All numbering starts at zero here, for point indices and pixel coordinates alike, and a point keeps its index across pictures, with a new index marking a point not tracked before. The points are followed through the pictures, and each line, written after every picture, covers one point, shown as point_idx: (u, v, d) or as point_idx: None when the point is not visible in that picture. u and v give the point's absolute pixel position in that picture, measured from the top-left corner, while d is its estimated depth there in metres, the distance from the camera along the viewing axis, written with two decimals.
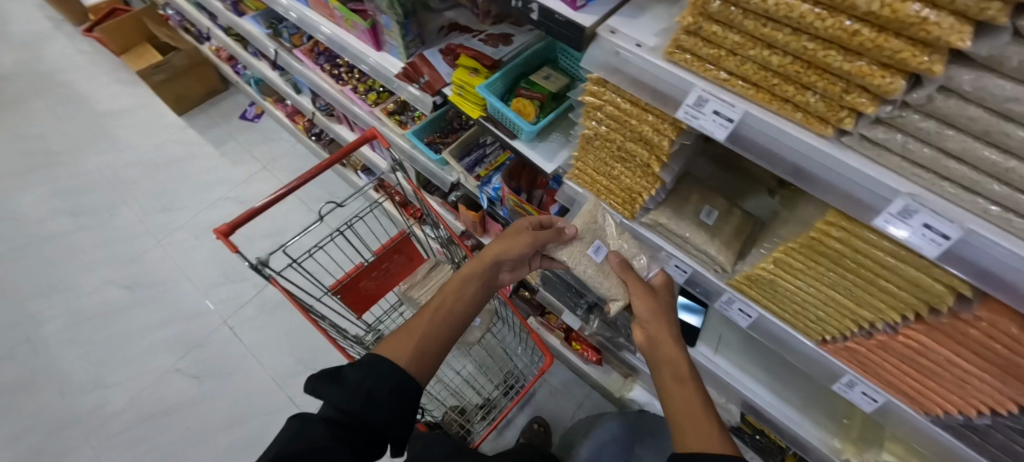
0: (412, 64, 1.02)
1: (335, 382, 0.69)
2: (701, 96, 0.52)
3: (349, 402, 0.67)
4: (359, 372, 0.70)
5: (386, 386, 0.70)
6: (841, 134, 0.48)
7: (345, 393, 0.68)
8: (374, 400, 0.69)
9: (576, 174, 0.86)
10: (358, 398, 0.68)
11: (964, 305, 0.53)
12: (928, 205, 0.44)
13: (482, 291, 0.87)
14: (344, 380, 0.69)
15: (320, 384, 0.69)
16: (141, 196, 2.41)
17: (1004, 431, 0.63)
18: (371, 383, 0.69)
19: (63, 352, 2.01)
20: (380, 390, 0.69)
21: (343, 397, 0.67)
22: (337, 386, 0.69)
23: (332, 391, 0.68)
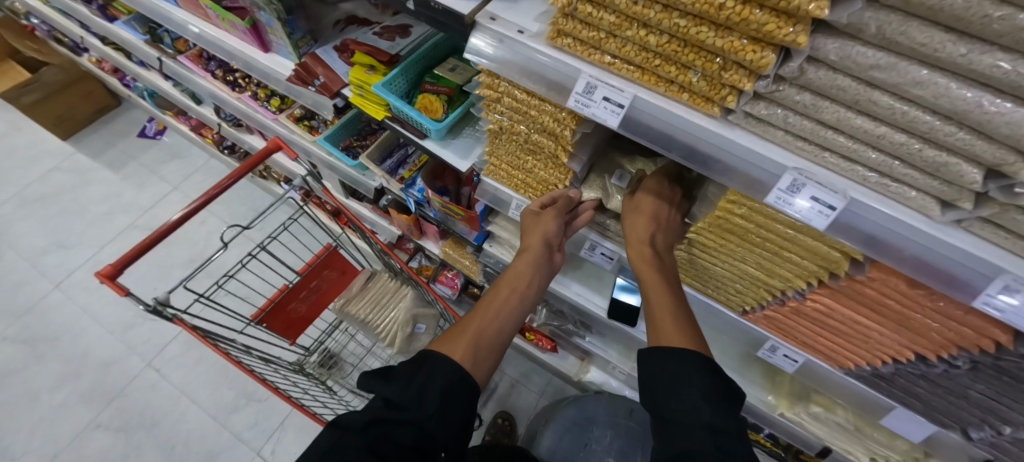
0: (304, 65, 0.93)
1: (388, 378, 0.59)
2: (589, 82, 0.49)
3: (403, 396, 0.56)
4: (410, 366, 0.59)
5: (438, 376, 0.57)
6: (728, 112, 0.47)
7: (398, 386, 0.57)
8: (427, 393, 0.56)
9: (492, 170, 0.82)
10: (411, 391, 0.56)
11: (857, 269, 0.54)
12: (813, 178, 0.44)
13: (538, 275, 0.71)
14: (396, 374, 0.58)
15: (378, 380, 0.60)
16: (28, 236, 2.12)
17: (908, 377, 0.66)
18: (426, 372, 0.57)
19: None
20: (433, 383, 0.57)
21: (395, 392, 0.56)
22: (389, 382, 0.59)
23: (382, 387, 0.59)
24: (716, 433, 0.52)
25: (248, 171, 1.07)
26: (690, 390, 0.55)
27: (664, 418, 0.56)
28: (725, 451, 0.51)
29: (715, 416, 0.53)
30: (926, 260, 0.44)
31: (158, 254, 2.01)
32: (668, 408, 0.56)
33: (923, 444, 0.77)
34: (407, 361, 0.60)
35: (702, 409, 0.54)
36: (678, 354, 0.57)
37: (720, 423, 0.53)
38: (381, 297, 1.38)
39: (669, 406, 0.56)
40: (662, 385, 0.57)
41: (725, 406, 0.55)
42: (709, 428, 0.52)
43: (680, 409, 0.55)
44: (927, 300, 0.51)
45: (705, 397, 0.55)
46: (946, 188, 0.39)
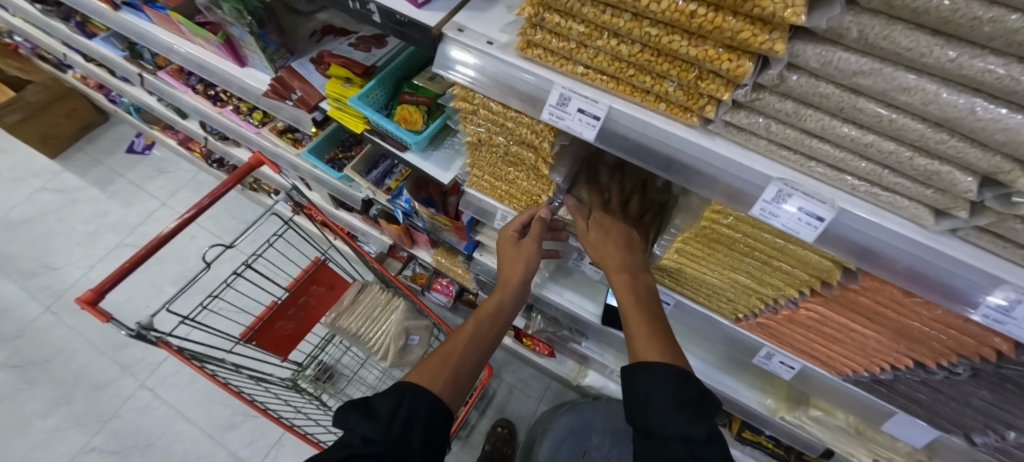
0: (280, 79, 0.91)
1: (365, 413, 0.56)
2: (563, 94, 0.46)
3: (384, 434, 0.53)
4: (390, 399, 0.56)
5: (422, 410, 0.56)
6: (708, 121, 0.45)
7: (380, 424, 0.54)
8: (411, 429, 0.55)
9: (475, 181, 0.79)
10: (395, 428, 0.54)
11: (851, 278, 0.52)
12: (800, 188, 0.42)
13: (511, 304, 0.71)
14: (375, 411, 0.55)
15: (350, 416, 0.57)
16: (17, 258, 2.09)
17: (907, 382, 0.64)
18: (409, 407, 0.56)
19: None
20: (418, 418, 0.55)
21: (375, 428, 0.53)
22: (368, 419, 0.55)
23: (362, 425, 0.55)
24: (688, 441, 0.51)
25: (231, 187, 1.05)
26: (661, 400, 0.54)
27: (644, 430, 0.54)
28: (699, 459, 0.50)
29: (688, 424, 0.52)
30: (920, 270, 0.41)
31: (148, 273, 1.99)
32: (645, 421, 0.54)
33: (924, 448, 0.75)
34: (385, 393, 0.57)
35: (674, 420, 0.52)
36: (659, 367, 0.55)
37: (694, 432, 0.51)
38: (372, 310, 1.34)
39: (643, 419, 0.54)
40: (636, 397, 0.56)
41: (701, 414, 0.53)
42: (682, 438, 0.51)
43: (653, 421, 0.53)
44: (923, 309, 0.49)
45: (677, 405, 0.53)
46: (938, 196, 0.37)
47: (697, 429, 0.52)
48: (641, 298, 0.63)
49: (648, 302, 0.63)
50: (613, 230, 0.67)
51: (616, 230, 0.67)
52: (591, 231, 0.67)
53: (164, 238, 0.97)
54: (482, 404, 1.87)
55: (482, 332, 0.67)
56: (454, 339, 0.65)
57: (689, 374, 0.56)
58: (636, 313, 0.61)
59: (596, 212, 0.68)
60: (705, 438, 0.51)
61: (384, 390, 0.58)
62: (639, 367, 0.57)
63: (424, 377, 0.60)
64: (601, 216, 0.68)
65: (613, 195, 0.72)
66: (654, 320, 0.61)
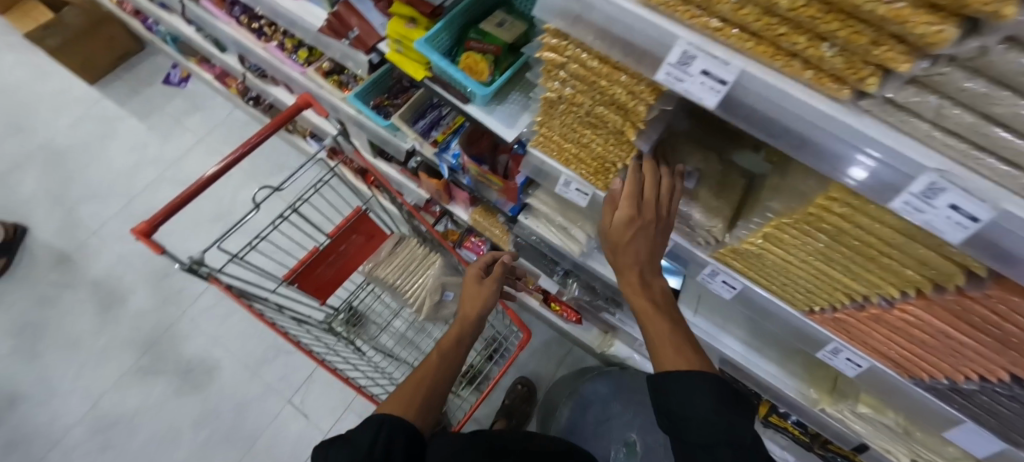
0: (338, 14, 0.85)
1: (345, 442, 0.69)
2: (686, 51, 0.41)
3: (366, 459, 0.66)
4: (368, 431, 0.70)
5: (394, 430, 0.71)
6: (859, 96, 0.39)
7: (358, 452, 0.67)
8: (390, 453, 0.69)
9: (540, 141, 0.74)
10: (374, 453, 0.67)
11: (975, 284, 0.46)
12: (959, 181, 0.35)
13: (468, 332, 0.94)
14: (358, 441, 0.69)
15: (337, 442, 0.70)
16: (62, 183, 2.14)
17: (990, 395, 0.60)
18: (387, 432, 0.71)
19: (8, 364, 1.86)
20: (395, 443, 0.70)
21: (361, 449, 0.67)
22: (348, 447, 0.67)
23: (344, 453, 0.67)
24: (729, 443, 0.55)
25: (276, 130, 1.02)
26: (697, 405, 0.57)
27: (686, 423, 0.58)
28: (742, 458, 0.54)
29: (723, 425, 0.56)
30: None
31: (185, 208, 2.02)
32: (691, 430, 0.58)
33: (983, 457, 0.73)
34: (361, 426, 0.71)
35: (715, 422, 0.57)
36: (690, 374, 0.59)
37: (739, 436, 0.56)
38: (409, 263, 1.33)
39: (691, 432, 0.57)
40: (676, 408, 0.59)
41: (738, 408, 0.59)
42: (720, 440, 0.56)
43: (699, 433, 0.57)
44: None
45: (716, 410, 0.57)
46: None
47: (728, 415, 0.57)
48: (659, 306, 0.65)
49: (667, 308, 0.66)
50: (644, 226, 0.62)
51: (647, 225, 0.62)
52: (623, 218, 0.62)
53: (211, 179, 0.97)
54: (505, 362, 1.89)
55: (444, 360, 0.87)
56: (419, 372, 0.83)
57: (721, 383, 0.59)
58: (659, 323, 0.64)
59: (625, 210, 0.61)
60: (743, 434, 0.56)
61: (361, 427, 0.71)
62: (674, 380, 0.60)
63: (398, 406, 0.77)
64: (635, 210, 0.61)
65: (643, 179, 0.61)
66: (676, 324, 0.65)
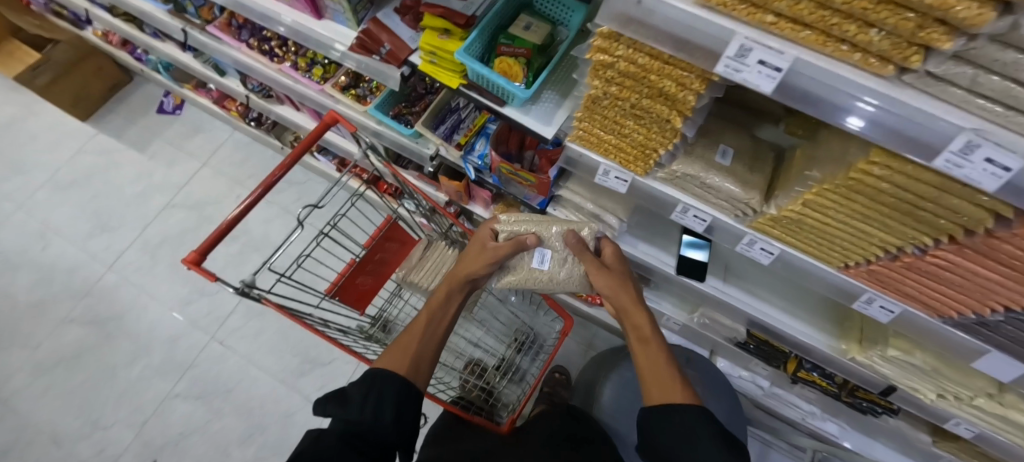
0: (367, 32, 0.87)
1: (340, 403, 0.76)
2: (743, 45, 0.45)
3: (357, 415, 0.73)
4: (360, 386, 0.77)
5: (393, 393, 0.76)
6: (900, 72, 0.44)
7: (351, 408, 0.74)
8: (380, 409, 0.75)
9: (580, 135, 0.79)
10: (364, 408, 0.74)
11: (1004, 225, 0.52)
12: (992, 138, 0.42)
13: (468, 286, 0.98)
14: (349, 396, 0.76)
15: (329, 405, 0.76)
16: (72, 220, 2.11)
17: (1014, 323, 0.67)
18: (375, 392, 0.76)
19: (39, 405, 1.81)
20: (384, 402, 0.75)
21: (355, 411, 0.74)
22: (344, 406, 0.75)
23: (338, 410, 0.75)
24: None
25: (324, 133, 1.10)
26: (698, 441, 0.72)
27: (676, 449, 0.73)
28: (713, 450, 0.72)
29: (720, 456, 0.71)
30: None
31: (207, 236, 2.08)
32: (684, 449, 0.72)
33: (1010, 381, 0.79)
34: (358, 384, 0.78)
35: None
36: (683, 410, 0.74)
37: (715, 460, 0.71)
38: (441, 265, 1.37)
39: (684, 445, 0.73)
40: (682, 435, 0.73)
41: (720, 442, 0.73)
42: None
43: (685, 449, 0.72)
44: None
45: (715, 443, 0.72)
46: None
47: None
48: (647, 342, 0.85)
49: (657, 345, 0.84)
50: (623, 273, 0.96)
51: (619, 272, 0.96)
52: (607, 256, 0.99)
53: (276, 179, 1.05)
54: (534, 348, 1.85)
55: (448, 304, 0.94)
56: (416, 327, 0.89)
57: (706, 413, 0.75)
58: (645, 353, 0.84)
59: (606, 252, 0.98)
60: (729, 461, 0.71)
61: (359, 381, 0.78)
62: (676, 409, 0.75)
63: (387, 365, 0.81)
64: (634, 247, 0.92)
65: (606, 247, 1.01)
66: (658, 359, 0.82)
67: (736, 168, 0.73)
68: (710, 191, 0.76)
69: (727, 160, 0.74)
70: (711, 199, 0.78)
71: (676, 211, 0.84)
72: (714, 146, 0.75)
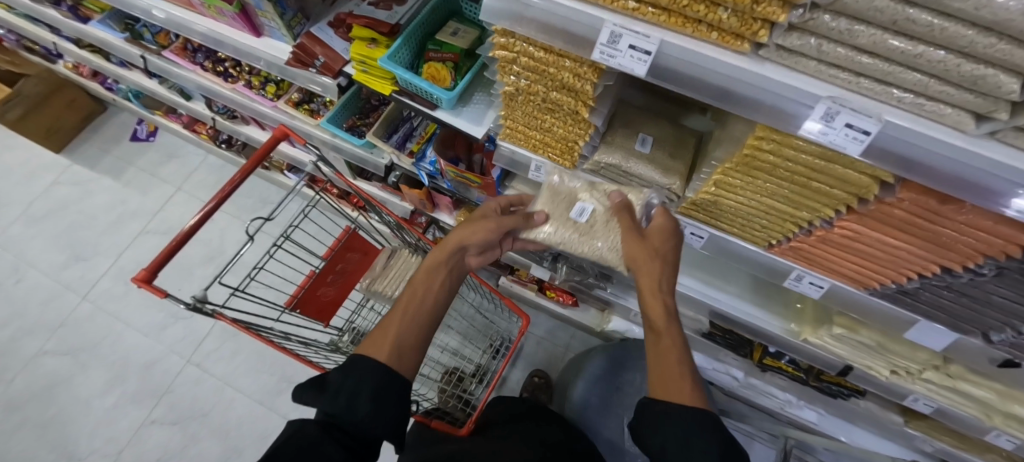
0: (302, 46, 0.92)
1: (319, 388, 0.64)
2: (613, 32, 0.48)
3: (335, 404, 0.62)
4: (340, 370, 0.65)
5: (373, 384, 0.63)
6: (758, 47, 0.47)
7: (328, 397, 0.63)
8: (357, 397, 0.62)
9: (508, 133, 0.81)
10: (342, 396, 0.62)
11: (888, 191, 0.55)
12: (846, 104, 0.44)
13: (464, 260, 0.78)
14: (329, 380, 0.65)
15: (309, 392, 0.65)
16: (46, 251, 2.12)
17: (931, 291, 0.68)
18: (354, 380, 0.64)
19: (13, 440, 1.79)
20: (361, 392, 0.63)
21: (335, 402, 0.62)
22: (322, 393, 0.64)
23: (316, 398, 0.64)
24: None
25: (274, 147, 1.11)
26: (694, 446, 0.57)
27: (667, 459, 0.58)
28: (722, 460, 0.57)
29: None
30: (963, 176, 0.45)
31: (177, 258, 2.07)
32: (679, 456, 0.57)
33: (944, 350, 0.80)
34: (338, 369, 0.65)
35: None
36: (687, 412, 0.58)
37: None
38: (404, 273, 1.39)
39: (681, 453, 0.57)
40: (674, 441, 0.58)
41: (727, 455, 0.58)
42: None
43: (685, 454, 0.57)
44: (955, 213, 0.52)
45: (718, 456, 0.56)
46: (980, 100, 0.40)
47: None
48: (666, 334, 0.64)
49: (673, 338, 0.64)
50: (667, 256, 0.70)
51: (655, 247, 0.70)
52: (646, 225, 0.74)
53: (227, 194, 1.06)
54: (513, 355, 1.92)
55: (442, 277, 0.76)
56: (399, 309, 0.71)
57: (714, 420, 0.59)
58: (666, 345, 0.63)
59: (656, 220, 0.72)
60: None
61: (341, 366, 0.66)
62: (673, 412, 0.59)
63: (370, 348, 0.68)
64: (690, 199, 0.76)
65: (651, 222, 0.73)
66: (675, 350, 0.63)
67: (656, 155, 0.76)
68: (634, 178, 0.78)
69: (647, 148, 0.76)
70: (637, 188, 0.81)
71: None
72: (634, 136, 0.78)
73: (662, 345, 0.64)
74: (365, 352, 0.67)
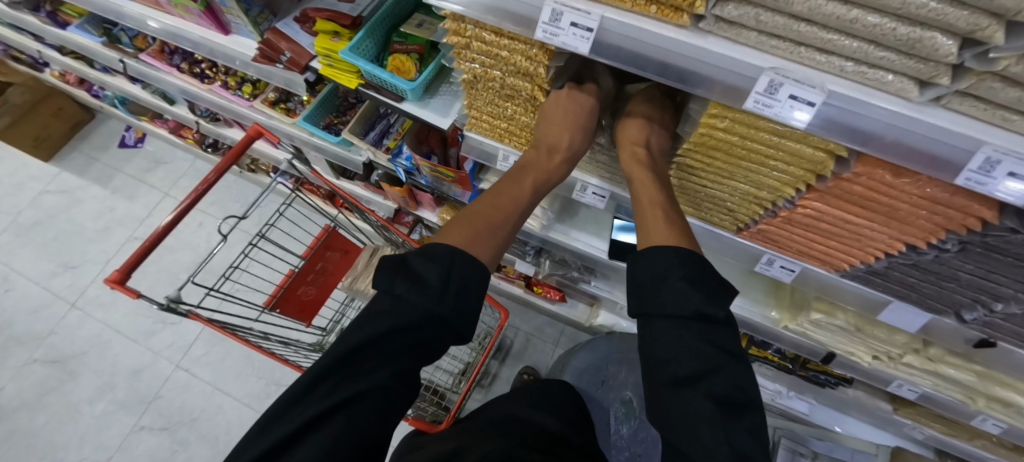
0: (268, 42, 0.92)
1: (413, 281, 0.55)
2: (555, 10, 0.48)
3: (439, 305, 0.53)
4: (437, 265, 0.55)
5: (471, 281, 0.56)
6: (699, 20, 0.47)
7: (432, 293, 0.53)
8: (462, 297, 0.56)
9: (474, 123, 0.80)
10: (448, 295, 0.54)
11: (844, 167, 0.54)
12: (789, 76, 0.44)
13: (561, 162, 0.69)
14: (426, 279, 0.54)
15: (394, 280, 0.55)
16: (35, 260, 2.12)
17: (902, 270, 0.66)
18: (459, 276, 0.56)
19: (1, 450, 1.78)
20: (467, 292, 0.56)
21: (434, 297, 0.53)
22: (416, 284, 0.55)
23: (413, 291, 0.54)
24: (713, 372, 0.51)
25: (246, 148, 1.10)
26: (673, 282, 0.55)
27: (652, 316, 0.57)
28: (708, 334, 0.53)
29: (702, 302, 0.54)
30: (909, 145, 0.44)
31: (165, 263, 2.07)
32: (655, 298, 0.56)
33: (920, 331, 0.79)
34: (429, 258, 0.56)
35: (723, 440, 0.48)
36: (666, 248, 0.57)
37: (707, 309, 0.54)
38: None
39: (660, 292, 0.56)
40: (646, 282, 0.58)
41: (712, 295, 0.55)
42: (704, 371, 0.51)
43: (663, 298, 0.55)
44: (911, 188, 0.51)
45: (690, 285, 0.55)
46: (921, 66, 0.39)
47: (728, 417, 0.50)
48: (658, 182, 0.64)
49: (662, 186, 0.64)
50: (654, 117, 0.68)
51: (648, 110, 0.69)
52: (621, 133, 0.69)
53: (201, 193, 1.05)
54: (501, 354, 1.91)
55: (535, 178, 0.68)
56: (486, 206, 0.64)
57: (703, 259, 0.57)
58: (649, 194, 0.63)
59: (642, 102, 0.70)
60: (721, 316, 0.54)
61: (428, 252, 0.57)
62: (653, 250, 0.58)
63: (456, 237, 0.59)
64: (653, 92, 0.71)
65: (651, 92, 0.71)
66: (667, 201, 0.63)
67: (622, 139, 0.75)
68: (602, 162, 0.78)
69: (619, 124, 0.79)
70: (606, 175, 0.82)
71: (578, 186, 0.86)
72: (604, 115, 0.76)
73: (642, 201, 0.63)
74: (458, 245, 0.58)
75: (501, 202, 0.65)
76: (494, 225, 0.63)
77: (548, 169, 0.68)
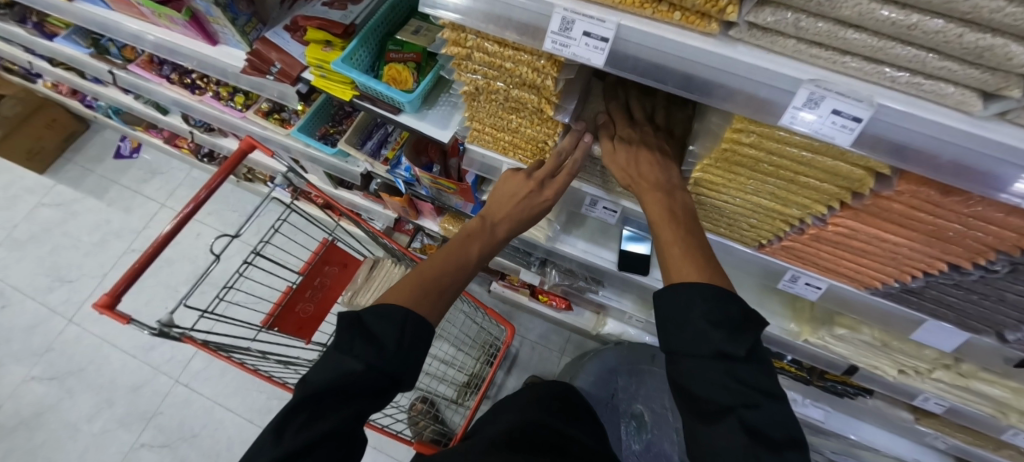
0: (257, 53, 0.88)
1: (368, 340, 0.52)
2: (565, 18, 0.43)
3: (392, 365, 0.52)
4: (391, 326, 0.53)
5: (421, 339, 0.55)
6: (728, 26, 0.42)
7: (388, 355, 0.51)
8: (413, 354, 0.54)
9: (476, 135, 0.75)
10: (400, 355, 0.52)
11: (885, 184, 0.49)
12: (833, 88, 0.39)
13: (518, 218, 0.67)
14: (383, 340, 0.52)
15: (350, 337, 0.52)
16: (31, 275, 2.08)
17: (939, 289, 0.61)
18: (412, 334, 0.54)
19: None
20: (416, 352, 0.54)
21: (391, 359, 0.52)
22: (371, 344, 0.52)
23: (367, 351, 0.51)
24: (746, 408, 0.47)
25: (230, 171, 1.03)
26: (698, 323, 0.50)
27: (676, 352, 0.53)
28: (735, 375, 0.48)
29: (725, 341, 0.49)
30: (966, 164, 0.39)
31: (163, 275, 2.03)
32: (678, 340, 0.52)
33: (954, 350, 0.73)
34: (381, 317, 0.54)
35: None
36: (694, 286, 0.52)
37: (732, 349, 0.48)
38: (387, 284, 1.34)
39: (683, 334, 0.52)
40: (669, 317, 0.54)
41: (740, 331, 0.50)
42: (735, 409, 0.47)
43: (686, 341, 0.51)
44: (960, 206, 0.46)
45: (712, 323, 0.50)
46: (987, 76, 0.34)
47: (765, 453, 0.46)
48: (677, 216, 0.59)
49: (685, 220, 0.59)
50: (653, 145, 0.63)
51: (647, 134, 0.64)
52: (606, 160, 0.63)
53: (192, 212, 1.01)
54: (507, 363, 1.86)
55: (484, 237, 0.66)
56: (433, 260, 0.62)
57: (731, 294, 0.52)
58: (670, 229, 0.58)
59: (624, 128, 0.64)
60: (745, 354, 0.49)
61: (381, 310, 0.54)
62: (681, 289, 0.53)
63: (402, 296, 0.57)
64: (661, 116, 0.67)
65: (635, 110, 0.67)
66: (692, 235, 0.58)
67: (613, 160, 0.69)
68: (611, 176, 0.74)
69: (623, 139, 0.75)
70: (615, 189, 0.77)
71: (587, 200, 0.81)
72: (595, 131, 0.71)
73: (665, 241, 0.58)
74: (404, 303, 0.56)
75: (446, 262, 0.62)
76: (441, 286, 0.60)
77: (493, 237, 0.67)
